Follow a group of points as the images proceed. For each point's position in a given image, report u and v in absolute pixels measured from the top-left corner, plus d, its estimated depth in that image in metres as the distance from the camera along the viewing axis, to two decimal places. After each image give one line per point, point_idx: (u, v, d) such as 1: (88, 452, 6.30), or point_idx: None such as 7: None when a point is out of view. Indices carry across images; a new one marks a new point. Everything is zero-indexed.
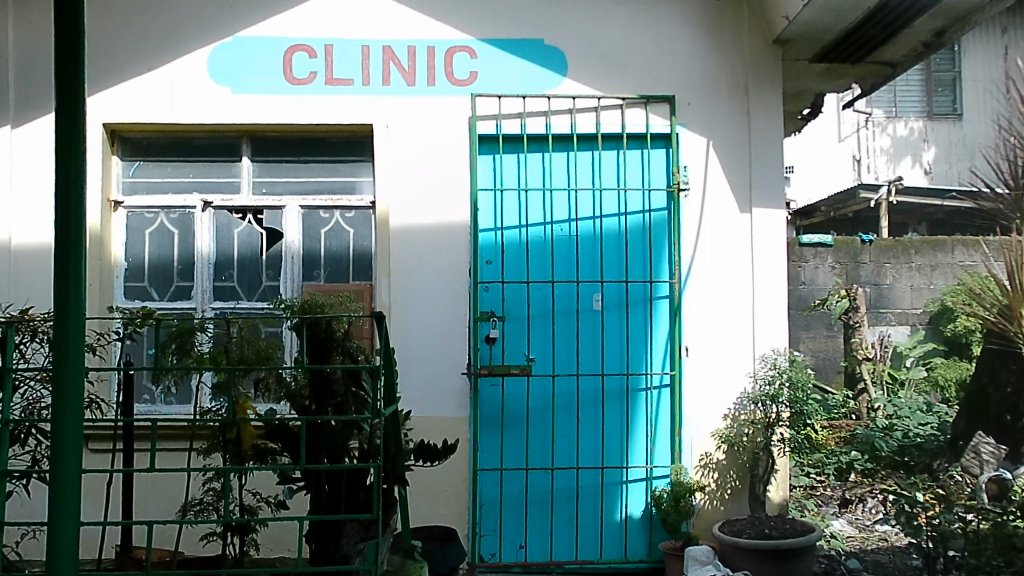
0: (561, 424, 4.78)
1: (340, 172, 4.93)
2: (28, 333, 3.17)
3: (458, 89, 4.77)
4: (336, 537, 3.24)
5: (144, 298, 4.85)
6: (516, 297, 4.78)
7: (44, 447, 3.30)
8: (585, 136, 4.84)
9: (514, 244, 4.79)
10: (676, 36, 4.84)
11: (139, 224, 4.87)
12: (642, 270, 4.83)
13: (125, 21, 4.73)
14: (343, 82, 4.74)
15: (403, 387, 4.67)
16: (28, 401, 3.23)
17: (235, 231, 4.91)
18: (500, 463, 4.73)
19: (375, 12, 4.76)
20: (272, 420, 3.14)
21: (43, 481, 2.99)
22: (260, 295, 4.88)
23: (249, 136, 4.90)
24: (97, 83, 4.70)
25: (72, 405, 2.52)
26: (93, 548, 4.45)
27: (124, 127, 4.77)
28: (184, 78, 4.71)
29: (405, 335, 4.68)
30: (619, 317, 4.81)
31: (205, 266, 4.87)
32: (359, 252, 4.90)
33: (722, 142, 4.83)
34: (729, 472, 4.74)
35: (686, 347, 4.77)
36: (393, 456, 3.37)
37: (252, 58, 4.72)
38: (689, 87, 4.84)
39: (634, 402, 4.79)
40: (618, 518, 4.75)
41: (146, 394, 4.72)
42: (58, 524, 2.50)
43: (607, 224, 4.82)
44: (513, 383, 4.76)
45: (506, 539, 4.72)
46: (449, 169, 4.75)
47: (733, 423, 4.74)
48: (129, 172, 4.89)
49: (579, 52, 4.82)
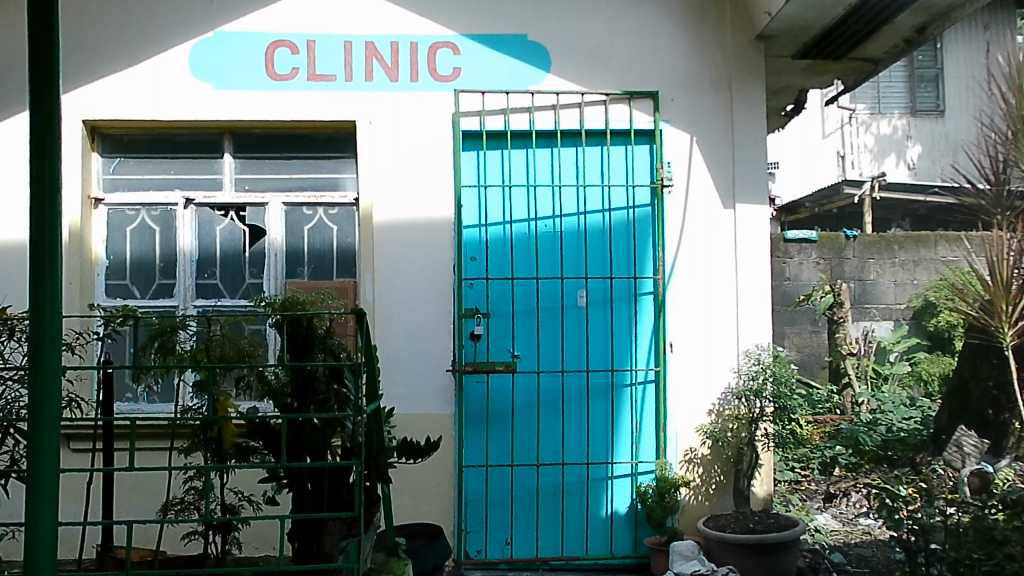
0: (547, 420, 4.78)
1: (323, 168, 4.90)
2: (6, 332, 3.16)
3: (441, 84, 4.75)
4: (320, 533, 3.22)
5: (126, 295, 4.82)
6: (501, 293, 4.77)
7: (22, 446, 3.27)
8: (568, 133, 4.83)
9: (499, 240, 4.77)
10: (659, 33, 4.84)
11: (120, 221, 4.83)
12: (626, 266, 4.83)
13: (104, 17, 4.68)
14: (327, 78, 4.71)
15: (387, 383, 4.66)
16: (7, 401, 3.19)
17: (218, 227, 4.88)
18: (485, 460, 4.73)
19: (358, 9, 4.74)
20: (253, 418, 3.11)
21: (21, 481, 2.97)
22: (242, 293, 4.86)
23: (231, 133, 4.87)
24: (76, 80, 4.65)
25: (48, 407, 2.49)
26: (74, 548, 4.44)
27: (105, 124, 4.73)
28: (165, 74, 4.67)
29: (390, 333, 4.67)
30: (604, 312, 4.82)
31: (188, 263, 4.84)
32: (344, 249, 4.88)
33: (706, 138, 4.84)
34: (714, 467, 4.75)
35: (671, 343, 4.78)
36: (376, 453, 3.37)
37: (233, 54, 4.68)
38: (673, 83, 4.84)
39: (619, 398, 4.79)
40: (603, 514, 4.76)
41: (128, 393, 4.68)
42: (35, 524, 2.46)
43: (590, 220, 4.82)
44: (498, 380, 4.75)
45: (492, 536, 4.72)
46: (434, 166, 4.74)
47: (718, 419, 4.75)
48: (110, 169, 4.84)
49: (562, 48, 4.81)
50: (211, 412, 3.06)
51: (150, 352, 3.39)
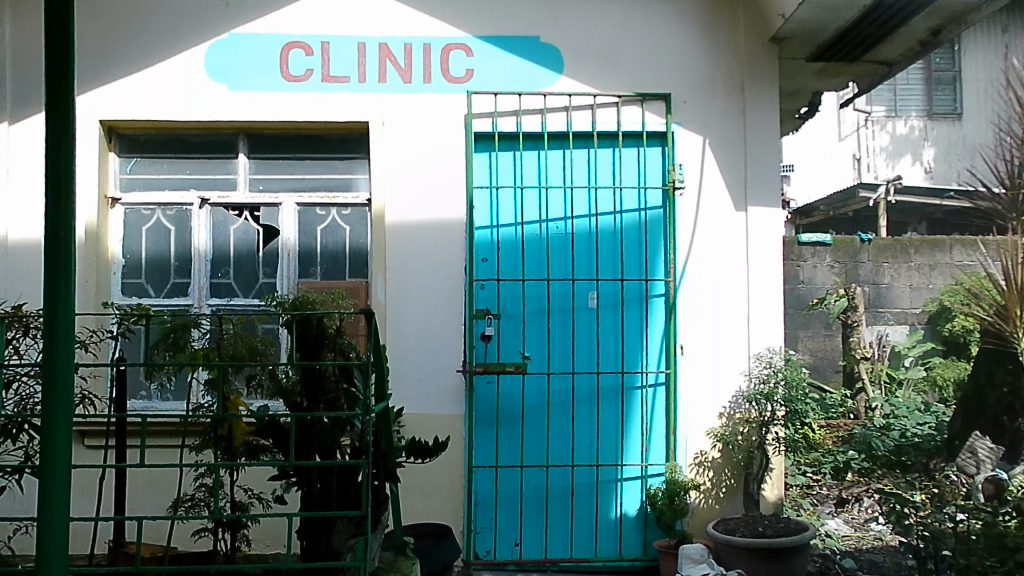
0: (557, 422, 4.78)
1: (337, 169, 4.93)
2: (21, 329, 3.20)
3: (454, 86, 4.77)
4: (328, 532, 3.23)
5: (141, 294, 4.87)
6: (513, 294, 4.78)
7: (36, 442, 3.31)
8: (580, 134, 4.83)
9: (510, 241, 4.79)
10: (671, 34, 4.84)
11: (136, 220, 4.88)
12: (637, 268, 4.82)
13: (122, 18, 4.74)
14: (340, 80, 4.74)
15: (398, 383, 4.68)
16: (21, 397, 3.24)
17: (232, 227, 4.92)
18: (495, 461, 4.73)
19: (372, 10, 4.76)
20: (263, 416, 3.13)
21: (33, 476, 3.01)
22: (256, 292, 4.90)
23: (246, 133, 4.91)
24: (94, 80, 4.71)
25: (62, 402, 2.52)
26: (87, 543, 4.49)
27: (122, 124, 4.78)
28: (181, 75, 4.72)
29: (402, 333, 4.69)
30: (614, 314, 4.81)
31: (202, 262, 4.88)
32: (356, 250, 4.91)
33: (719, 140, 4.83)
34: (724, 470, 4.74)
35: (681, 345, 4.77)
36: (384, 452, 3.38)
37: (248, 55, 4.72)
38: (685, 85, 4.83)
39: (629, 400, 4.79)
40: (613, 516, 4.75)
41: (142, 391, 4.73)
42: (47, 518, 2.50)
43: (602, 222, 4.82)
44: (509, 381, 4.76)
45: (501, 537, 4.72)
46: (446, 167, 4.75)
47: (728, 422, 4.74)
48: (127, 169, 4.90)
49: (574, 50, 4.82)
50: (221, 410, 3.08)
51: (162, 350, 3.42)
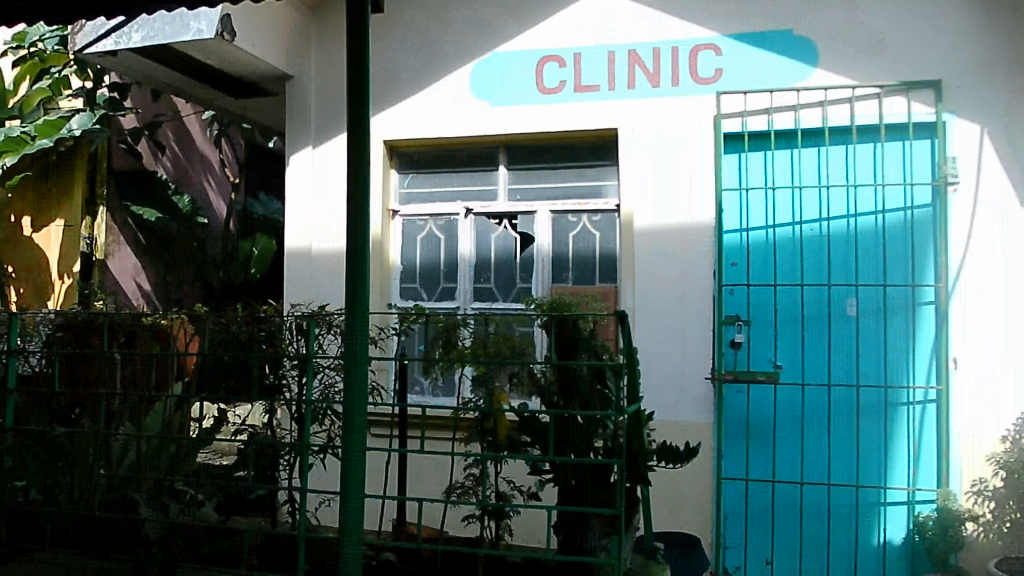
0: (812, 437, 4.57)
1: (587, 176, 5.14)
2: (323, 324, 3.85)
3: (703, 87, 4.74)
4: (584, 530, 3.43)
5: (417, 297, 5.43)
6: (764, 301, 4.65)
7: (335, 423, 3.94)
8: (840, 131, 4.57)
9: (760, 246, 4.66)
10: (948, 13, 4.41)
11: (413, 231, 5.47)
12: (904, 275, 4.47)
13: (402, 50, 5.33)
14: (591, 89, 4.94)
15: (647, 388, 4.77)
16: (325, 383, 3.89)
17: (493, 236, 5.32)
18: (745, 473, 4.64)
19: (622, 19, 4.90)
20: (524, 409, 3.54)
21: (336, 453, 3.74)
22: (514, 296, 5.26)
23: (505, 146, 5.29)
24: (380, 105, 5.36)
25: (358, 391, 2.96)
26: (375, 518, 5.12)
27: (402, 143, 5.40)
28: (450, 96, 5.21)
29: (648, 337, 4.78)
30: (878, 324, 4.49)
31: (468, 269, 5.35)
32: (606, 255, 5.08)
33: (1007, 128, 4.30)
34: (1009, 504, 4.18)
35: (955, 359, 4.34)
36: (634, 456, 3.53)
37: (508, 73, 5.09)
38: (963, 69, 4.38)
39: (894, 417, 4.45)
40: (876, 542, 4.45)
41: (418, 386, 5.27)
42: (347, 486, 2.95)
43: (863, 224, 4.53)
44: (760, 391, 4.64)
45: (752, 553, 4.63)
46: (695, 171, 4.74)
47: (1015, 447, 4.20)
48: (405, 184, 5.51)
49: (835, 40, 4.56)
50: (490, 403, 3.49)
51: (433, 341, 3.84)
